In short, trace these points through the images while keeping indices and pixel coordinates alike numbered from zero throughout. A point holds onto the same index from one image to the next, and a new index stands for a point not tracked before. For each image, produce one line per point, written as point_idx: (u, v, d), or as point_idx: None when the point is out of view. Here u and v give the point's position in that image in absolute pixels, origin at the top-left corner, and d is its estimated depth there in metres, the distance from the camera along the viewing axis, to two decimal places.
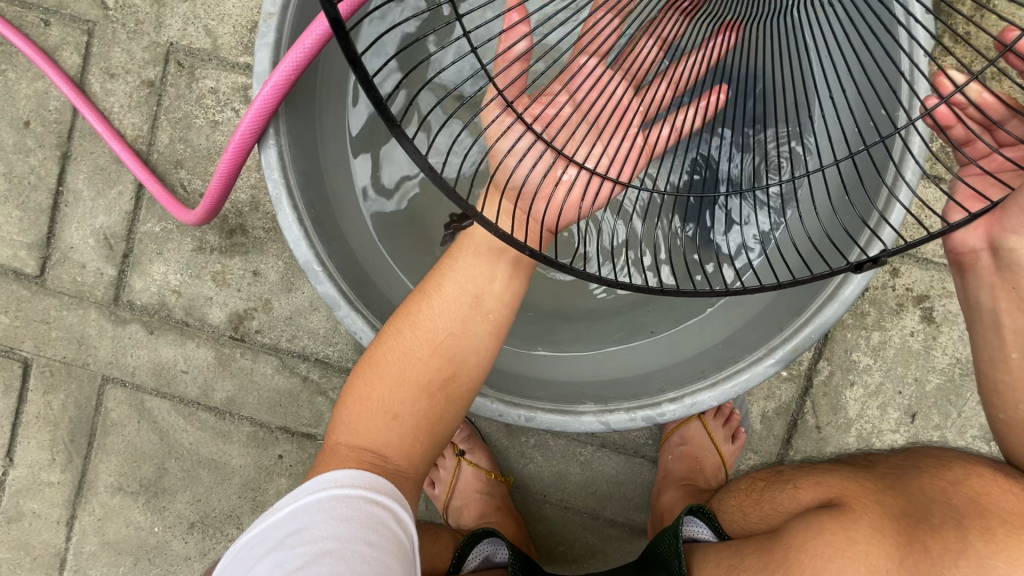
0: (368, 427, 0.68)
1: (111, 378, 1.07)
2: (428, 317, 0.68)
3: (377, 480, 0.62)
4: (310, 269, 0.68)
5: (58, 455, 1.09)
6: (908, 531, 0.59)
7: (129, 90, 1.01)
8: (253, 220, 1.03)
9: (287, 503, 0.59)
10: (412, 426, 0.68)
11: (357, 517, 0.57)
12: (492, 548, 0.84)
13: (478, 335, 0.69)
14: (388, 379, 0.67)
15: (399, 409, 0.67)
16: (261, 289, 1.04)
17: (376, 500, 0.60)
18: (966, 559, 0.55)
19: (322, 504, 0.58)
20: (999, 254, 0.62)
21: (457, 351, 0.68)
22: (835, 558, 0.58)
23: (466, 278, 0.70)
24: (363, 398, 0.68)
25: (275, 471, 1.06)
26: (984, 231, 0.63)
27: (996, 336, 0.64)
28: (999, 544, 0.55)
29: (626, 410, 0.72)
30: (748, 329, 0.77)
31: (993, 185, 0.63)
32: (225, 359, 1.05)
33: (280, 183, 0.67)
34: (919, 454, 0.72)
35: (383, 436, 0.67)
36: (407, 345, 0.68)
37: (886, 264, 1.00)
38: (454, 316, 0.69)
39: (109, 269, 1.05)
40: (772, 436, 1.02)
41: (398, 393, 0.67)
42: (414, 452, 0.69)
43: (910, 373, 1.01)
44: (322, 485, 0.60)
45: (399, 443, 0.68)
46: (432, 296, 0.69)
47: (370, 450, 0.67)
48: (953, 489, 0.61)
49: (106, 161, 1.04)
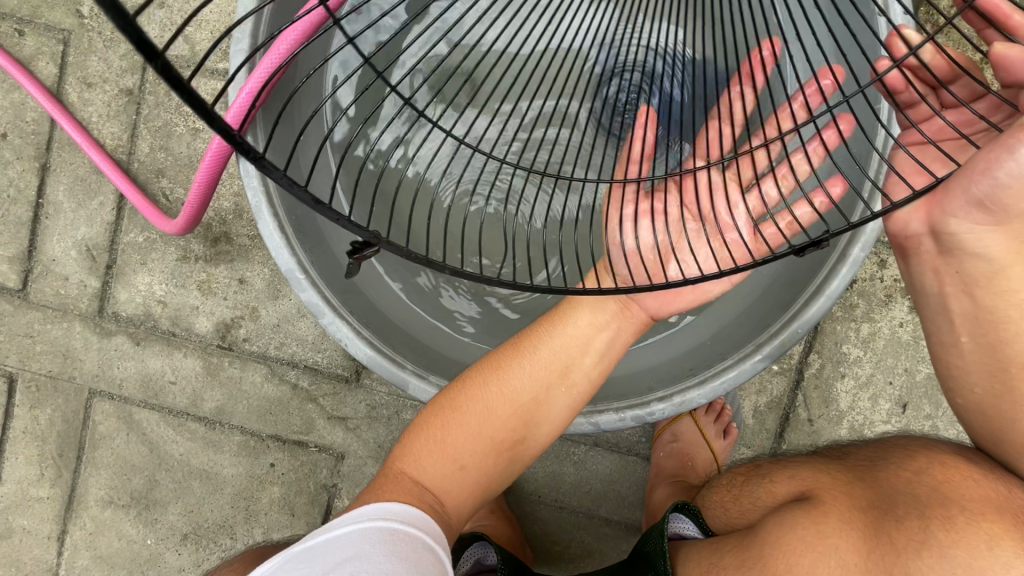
0: (437, 469, 0.68)
1: (97, 391, 1.06)
2: (517, 379, 0.69)
3: (436, 527, 0.62)
4: (293, 277, 0.68)
5: (47, 470, 1.07)
6: (875, 522, 0.59)
7: (108, 100, 1.00)
8: (238, 227, 1.02)
9: (348, 522, 0.59)
10: (475, 479, 0.69)
11: (413, 558, 0.56)
12: (482, 551, 0.84)
13: (560, 404, 0.70)
14: (465, 427, 0.68)
15: (465, 461, 0.68)
16: (247, 297, 1.03)
17: (430, 547, 0.59)
18: (928, 548, 0.55)
19: (380, 535, 0.57)
20: (939, 238, 0.60)
21: (535, 417, 0.70)
22: (806, 553, 0.59)
23: (563, 349, 0.70)
24: (436, 438, 0.68)
25: (267, 479, 1.06)
26: (925, 214, 0.60)
27: (945, 319, 0.65)
28: (958, 533, 0.55)
29: (615, 410, 0.72)
30: (738, 323, 0.77)
31: (937, 159, 0.61)
32: (213, 369, 1.04)
33: (259, 192, 0.66)
34: (888, 444, 0.72)
35: (448, 483, 0.68)
36: (491, 403, 0.68)
37: (874, 255, 1.00)
38: (541, 383, 0.69)
39: (92, 281, 1.04)
40: (765, 430, 1.02)
41: (473, 444, 0.68)
42: (465, 503, 0.69)
43: (900, 363, 1.01)
44: (381, 514, 0.60)
45: (457, 494, 0.68)
46: (526, 357, 0.70)
47: (432, 492, 0.67)
48: (916, 480, 0.62)
49: (86, 171, 1.02)
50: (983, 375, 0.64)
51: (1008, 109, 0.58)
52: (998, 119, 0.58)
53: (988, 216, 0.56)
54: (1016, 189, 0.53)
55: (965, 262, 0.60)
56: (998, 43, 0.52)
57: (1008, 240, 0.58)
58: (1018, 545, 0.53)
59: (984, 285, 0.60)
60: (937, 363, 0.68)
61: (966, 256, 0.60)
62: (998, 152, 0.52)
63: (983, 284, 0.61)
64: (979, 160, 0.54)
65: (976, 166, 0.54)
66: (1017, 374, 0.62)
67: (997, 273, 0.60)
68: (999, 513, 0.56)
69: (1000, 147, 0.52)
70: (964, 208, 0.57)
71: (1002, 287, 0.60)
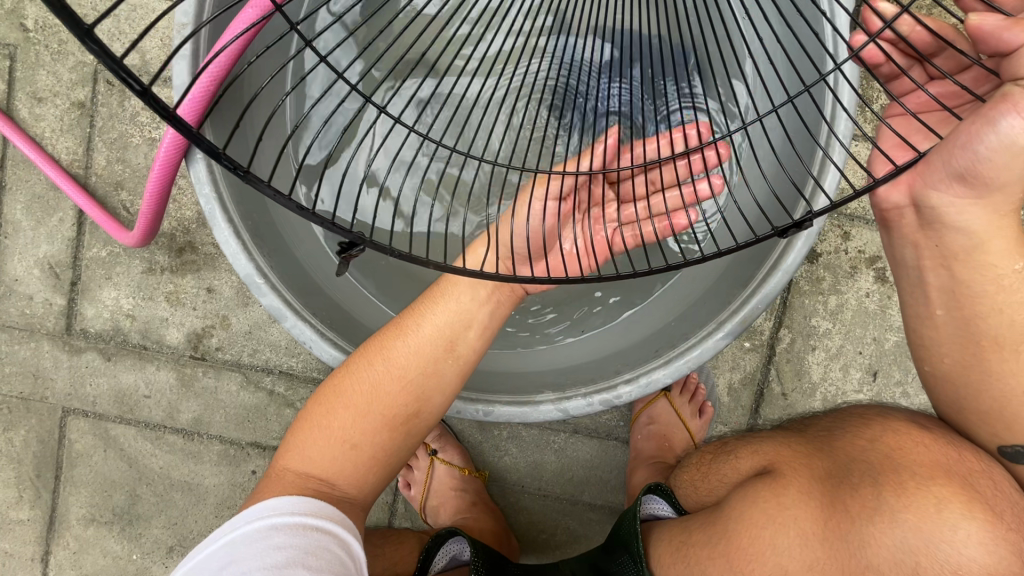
0: (320, 453, 0.70)
1: (71, 409, 1.05)
2: (401, 352, 0.70)
3: (319, 505, 0.64)
4: (252, 282, 0.67)
5: (25, 492, 1.07)
6: (831, 492, 0.62)
7: (59, 114, 0.98)
8: (202, 236, 1.01)
9: (258, 518, 0.62)
10: (367, 457, 0.70)
11: (296, 544, 0.60)
12: (457, 547, 0.86)
13: (445, 377, 0.71)
14: (352, 407, 0.69)
15: (357, 440, 0.70)
16: (217, 306, 1.02)
17: (316, 525, 0.63)
18: (880, 514, 0.58)
19: (260, 534, 0.60)
20: (921, 211, 0.61)
21: (424, 389, 0.71)
22: (768, 524, 0.62)
23: (444, 321, 0.71)
24: (324, 421, 0.70)
25: (249, 487, 1.05)
26: (907, 188, 0.60)
27: (921, 293, 0.66)
28: (910, 498, 0.58)
29: (584, 395, 0.73)
30: (699, 304, 0.78)
31: (919, 132, 0.62)
32: (187, 380, 1.04)
33: (212, 198, 0.65)
34: (847, 412, 0.74)
35: (337, 465, 0.70)
36: (376, 381, 0.70)
37: (837, 228, 1.01)
38: (426, 356, 0.70)
39: (58, 299, 1.02)
40: (741, 407, 1.04)
41: (361, 423, 0.69)
42: (364, 480, 0.71)
43: (868, 333, 1.03)
44: (260, 514, 0.63)
45: (351, 471, 0.70)
46: (409, 334, 0.71)
47: (317, 476, 0.69)
48: (869, 447, 0.65)
49: (43, 188, 1.01)
50: (953, 346, 0.66)
51: (994, 81, 0.57)
52: (984, 91, 0.58)
53: (969, 189, 0.56)
54: (997, 162, 0.53)
55: (945, 235, 0.61)
56: (972, 14, 0.48)
57: (989, 213, 0.58)
58: (964, 506, 0.57)
59: (964, 256, 0.61)
60: (909, 333, 0.69)
61: (948, 230, 0.60)
62: (980, 126, 0.52)
63: (964, 258, 0.61)
64: (961, 134, 0.53)
65: (957, 141, 0.54)
66: (989, 347, 0.64)
67: (979, 245, 0.61)
68: (947, 477, 0.59)
69: (983, 122, 0.51)
70: (945, 180, 0.57)
71: (982, 262, 0.61)
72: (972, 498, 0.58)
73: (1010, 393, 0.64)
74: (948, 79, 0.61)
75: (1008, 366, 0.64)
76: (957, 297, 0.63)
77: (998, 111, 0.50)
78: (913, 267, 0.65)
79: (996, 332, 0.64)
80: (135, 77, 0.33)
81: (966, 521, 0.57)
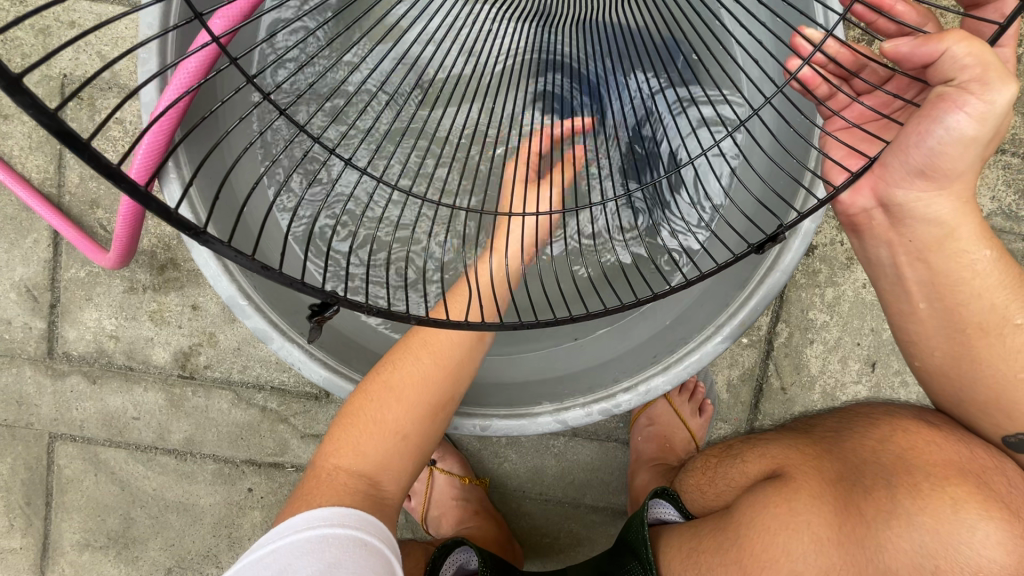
0: (365, 449, 0.70)
1: (58, 434, 1.02)
2: (443, 344, 0.71)
3: (371, 522, 0.64)
4: (236, 305, 0.65)
5: (16, 520, 1.04)
6: (843, 494, 0.62)
7: (27, 131, 0.95)
8: (183, 252, 0.98)
9: (308, 527, 0.60)
10: (415, 447, 0.72)
11: (346, 561, 0.58)
12: (465, 556, 0.85)
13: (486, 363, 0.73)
14: (400, 398, 0.70)
15: (405, 429, 0.71)
16: (203, 323, 1.00)
17: (365, 545, 0.61)
18: (895, 517, 0.58)
19: (311, 545, 0.59)
20: (889, 211, 0.60)
21: (466, 375, 0.72)
22: (782, 532, 0.61)
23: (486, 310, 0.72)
24: (371, 416, 0.70)
25: (246, 505, 1.03)
26: (871, 190, 0.60)
27: (901, 288, 0.65)
28: (925, 501, 0.58)
29: (582, 405, 0.71)
30: (698, 305, 0.76)
31: (864, 141, 0.61)
32: (176, 400, 1.01)
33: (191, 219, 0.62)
34: (853, 412, 0.74)
35: (387, 454, 0.71)
36: (421, 372, 0.71)
37: (832, 219, 1.00)
38: (466, 344, 0.72)
39: (38, 323, 0.99)
40: (740, 403, 1.03)
41: (407, 417, 0.70)
42: (413, 465, 0.73)
43: (866, 324, 1.02)
44: (311, 523, 0.61)
45: (402, 459, 0.71)
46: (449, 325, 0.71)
47: (364, 475, 0.69)
48: (881, 446, 0.64)
49: (14, 209, 0.97)
50: (940, 338, 0.65)
51: (918, 85, 0.57)
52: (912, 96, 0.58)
53: (930, 183, 0.56)
54: (952, 154, 0.52)
55: (916, 229, 0.60)
56: (885, 41, 0.50)
57: (954, 202, 0.58)
58: (980, 506, 0.57)
59: (937, 249, 0.60)
60: (897, 328, 0.69)
61: (920, 223, 0.59)
62: (929, 123, 0.51)
63: (936, 247, 0.60)
64: (911, 134, 0.53)
65: (908, 140, 0.54)
66: (975, 334, 0.63)
67: (946, 236, 0.60)
68: (962, 476, 0.59)
69: (930, 120, 0.51)
70: (905, 177, 0.56)
71: (952, 249, 0.60)
72: (988, 497, 0.58)
73: (1010, 382, 0.64)
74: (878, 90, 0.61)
75: (993, 355, 0.63)
76: (938, 289, 0.62)
77: (941, 109, 0.50)
78: (889, 265, 0.64)
79: (981, 320, 0.63)
80: (77, 135, 0.29)
81: (983, 522, 0.56)
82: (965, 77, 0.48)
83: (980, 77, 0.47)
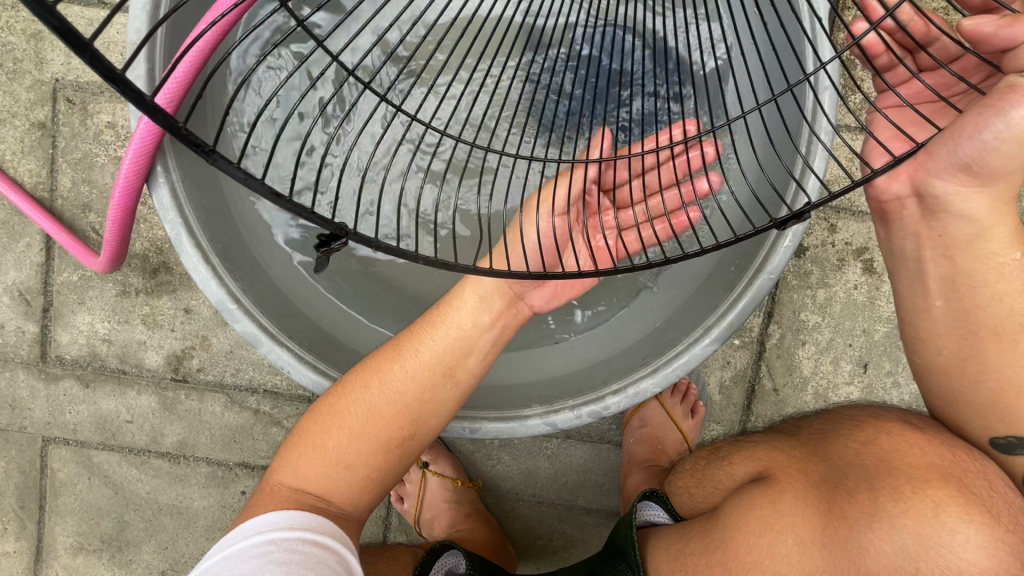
0: (313, 473, 0.68)
1: (52, 437, 1.02)
2: (397, 377, 0.69)
3: (322, 522, 0.64)
4: (225, 308, 0.65)
5: (10, 523, 1.04)
6: (827, 496, 0.62)
7: (19, 135, 0.95)
8: (175, 255, 0.98)
9: (255, 533, 0.61)
10: (360, 481, 0.69)
11: (294, 560, 0.58)
12: (455, 560, 0.85)
13: (444, 401, 0.71)
14: (350, 428, 0.68)
15: (350, 460, 0.68)
16: (196, 327, 1.00)
17: (316, 542, 0.61)
18: (878, 520, 0.58)
19: (259, 549, 0.59)
20: (924, 201, 0.60)
21: (420, 413, 0.70)
22: (766, 533, 0.61)
23: (443, 346, 0.70)
24: (321, 441, 0.69)
25: (239, 507, 1.03)
26: (908, 178, 0.59)
27: (920, 283, 0.65)
28: (907, 503, 0.58)
29: (571, 408, 0.71)
30: (682, 310, 0.76)
31: (914, 123, 0.61)
32: (169, 403, 1.02)
33: (178, 223, 0.62)
34: (838, 413, 0.74)
35: (331, 483, 0.68)
36: (372, 405, 0.68)
37: (823, 220, 1.00)
38: (422, 380, 0.69)
39: (30, 326, 1.00)
40: (733, 404, 1.03)
41: (361, 449, 0.68)
42: (359, 500, 0.70)
43: (858, 325, 1.02)
44: (259, 528, 0.61)
45: (346, 492, 0.68)
46: (406, 357, 0.70)
47: (312, 494, 0.67)
48: (864, 450, 0.64)
49: (8, 214, 0.98)
50: (951, 338, 0.65)
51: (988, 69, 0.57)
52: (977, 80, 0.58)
53: (972, 177, 0.55)
54: (1005, 151, 0.52)
55: (948, 224, 0.60)
56: (965, 20, 0.50)
57: (992, 199, 0.57)
58: (962, 510, 0.57)
59: (965, 246, 0.60)
60: (904, 326, 0.68)
61: (952, 219, 0.59)
62: (991, 114, 0.51)
63: (965, 246, 0.61)
64: (967, 123, 0.53)
65: (962, 130, 0.53)
66: (987, 337, 0.63)
67: (980, 234, 0.60)
68: (943, 479, 0.59)
69: (994, 110, 0.51)
70: (951, 170, 0.56)
71: (982, 249, 0.61)
72: (970, 501, 0.58)
73: (1001, 382, 0.64)
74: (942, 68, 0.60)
75: (1004, 358, 0.63)
76: (958, 287, 0.62)
77: (1009, 100, 0.50)
78: (912, 256, 0.64)
79: (988, 320, 0.63)
80: (77, 31, 0.28)
81: (965, 525, 0.57)
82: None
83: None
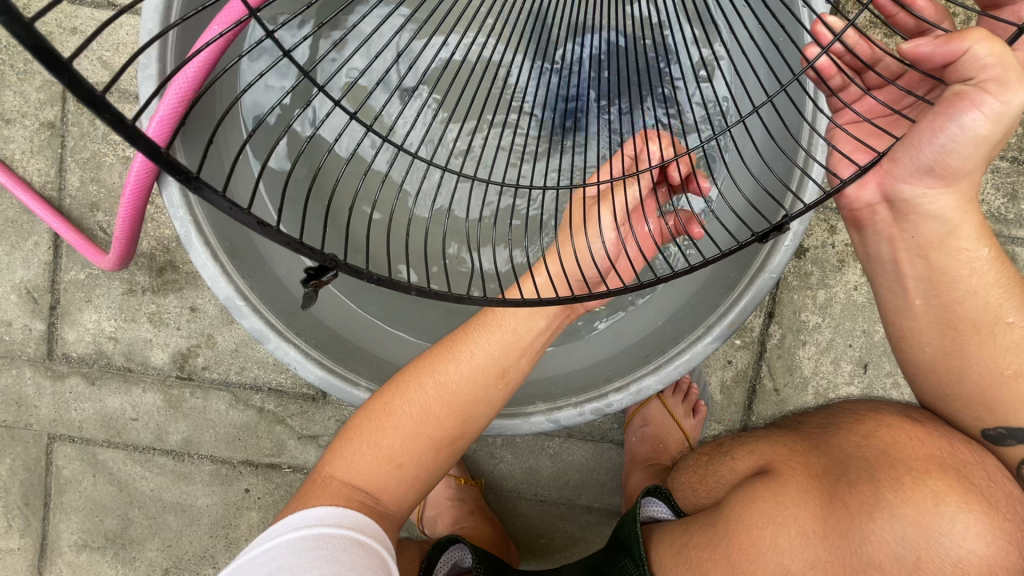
0: (367, 468, 0.68)
1: (57, 435, 1.03)
2: (453, 377, 0.70)
3: (371, 526, 0.63)
4: (232, 304, 0.66)
5: (15, 521, 1.05)
6: (827, 489, 0.63)
7: (29, 135, 0.96)
8: (182, 254, 0.99)
9: (305, 525, 0.60)
10: (413, 479, 0.70)
11: (342, 560, 0.57)
12: (459, 554, 0.86)
13: (494, 403, 0.71)
14: (403, 428, 0.69)
15: (403, 459, 0.69)
16: (202, 325, 1.01)
17: (363, 545, 0.61)
18: (879, 510, 0.59)
19: (310, 543, 0.58)
20: (895, 206, 0.61)
21: (472, 415, 0.71)
22: (769, 525, 0.62)
23: (497, 350, 0.71)
24: (371, 440, 0.69)
25: (243, 505, 1.04)
26: (877, 185, 0.61)
27: (900, 284, 0.66)
28: (907, 493, 0.59)
29: (573, 405, 0.72)
30: (688, 306, 0.77)
31: (872, 136, 0.63)
32: (175, 401, 1.02)
33: (187, 221, 0.63)
34: (836, 408, 0.75)
35: (381, 480, 0.68)
36: (427, 405, 0.69)
37: (823, 221, 1.01)
38: (477, 380, 0.70)
39: (37, 324, 1.01)
40: (734, 404, 1.04)
41: (410, 444, 0.69)
42: (406, 499, 0.70)
43: (857, 325, 1.03)
44: (310, 521, 0.61)
45: (395, 490, 0.69)
46: (460, 359, 0.71)
47: (363, 490, 0.67)
48: (866, 443, 0.65)
49: (16, 213, 0.99)
50: (934, 334, 0.66)
51: (931, 81, 0.58)
52: (923, 91, 0.59)
53: (940, 180, 0.57)
54: (964, 153, 0.53)
55: (921, 226, 0.61)
56: (904, 43, 0.51)
57: (959, 200, 0.59)
58: (960, 499, 0.58)
59: (940, 247, 0.62)
60: (892, 325, 0.69)
61: (924, 219, 0.60)
62: (943, 121, 0.52)
63: (939, 245, 0.62)
64: (924, 130, 0.54)
65: (921, 136, 0.54)
66: (969, 331, 0.64)
67: (951, 233, 0.61)
68: (942, 470, 0.60)
69: (945, 117, 0.52)
70: (915, 173, 0.57)
71: (955, 246, 0.62)
72: (969, 491, 0.59)
73: (994, 379, 0.65)
74: (890, 84, 0.62)
75: (991, 353, 0.64)
76: (936, 286, 0.63)
77: (957, 108, 0.50)
78: (890, 260, 0.65)
79: (976, 318, 0.64)
80: (58, 51, 0.27)
81: (964, 513, 0.57)
82: (984, 77, 0.49)
83: (997, 77, 0.49)
